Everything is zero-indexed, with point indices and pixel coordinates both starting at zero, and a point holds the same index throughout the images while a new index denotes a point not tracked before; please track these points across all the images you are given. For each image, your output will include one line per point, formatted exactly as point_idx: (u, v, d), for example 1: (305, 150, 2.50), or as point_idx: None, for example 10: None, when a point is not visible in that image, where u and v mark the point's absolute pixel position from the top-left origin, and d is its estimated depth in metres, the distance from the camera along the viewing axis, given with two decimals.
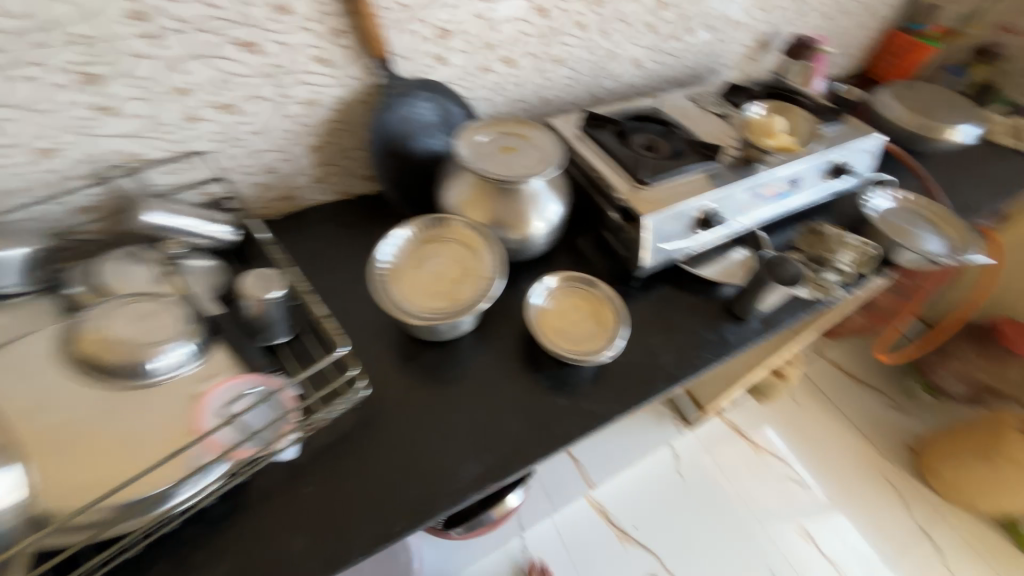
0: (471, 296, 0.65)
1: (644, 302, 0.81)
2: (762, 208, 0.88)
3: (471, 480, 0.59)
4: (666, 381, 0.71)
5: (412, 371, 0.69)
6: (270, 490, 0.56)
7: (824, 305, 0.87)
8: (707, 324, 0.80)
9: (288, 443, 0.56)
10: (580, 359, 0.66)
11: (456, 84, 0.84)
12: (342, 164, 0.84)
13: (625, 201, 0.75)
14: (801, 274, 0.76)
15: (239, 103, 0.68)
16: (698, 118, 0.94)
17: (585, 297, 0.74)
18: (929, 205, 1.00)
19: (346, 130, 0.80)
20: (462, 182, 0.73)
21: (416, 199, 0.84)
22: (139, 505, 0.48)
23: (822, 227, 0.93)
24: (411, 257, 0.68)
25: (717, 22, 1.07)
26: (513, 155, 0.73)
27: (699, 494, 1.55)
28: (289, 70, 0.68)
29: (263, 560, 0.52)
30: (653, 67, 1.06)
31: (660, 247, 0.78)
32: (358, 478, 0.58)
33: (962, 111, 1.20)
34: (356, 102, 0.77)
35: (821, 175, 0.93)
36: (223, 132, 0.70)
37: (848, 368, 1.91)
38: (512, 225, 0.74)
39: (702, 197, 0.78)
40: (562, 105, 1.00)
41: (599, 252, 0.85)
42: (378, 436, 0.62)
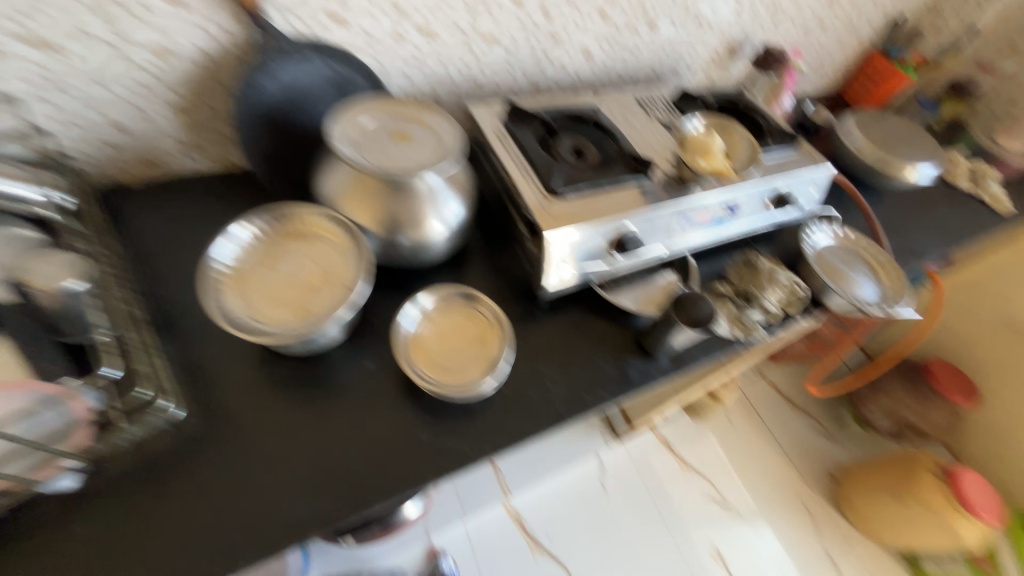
0: (325, 304, 0.57)
1: (546, 326, 0.74)
2: (692, 234, 0.81)
3: (292, 523, 0.52)
4: (551, 420, 0.64)
5: (258, 387, 0.60)
6: (46, 522, 0.48)
7: (744, 346, 0.81)
8: (613, 356, 0.73)
9: (59, 473, 0.46)
10: (447, 392, 0.58)
11: (361, 51, 0.71)
12: (218, 130, 0.72)
13: (531, 213, 0.67)
14: (713, 316, 0.68)
15: (62, 43, 0.55)
16: (641, 126, 0.85)
17: (470, 317, 0.65)
18: (870, 248, 0.95)
19: (218, 88, 0.66)
20: (341, 172, 0.62)
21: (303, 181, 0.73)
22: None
23: (758, 260, 0.87)
24: (263, 254, 0.59)
25: (682, 19, 0.96)
26: (406, 144, 0.62)
27: (619, 508, 1.52)
28: (125, 6, 0.55)
29: None
30: (605, 60, 0.95)
31: (568, 270, 0.70)
32: (149, 516, 0.50)
33: (924, 149, 1.15)
34: (227, 56, 0.63)
35: (762, 204, 0.86)
36: (42, 74, 0.57)
37: (788, 393, 1.89)
38: (400, 228, 0.63)
39: (621, 217, 0.70)
40: (496, 91, 0.89)
41: (506, 266, 0.78)
42: (195, 463, 0.53)
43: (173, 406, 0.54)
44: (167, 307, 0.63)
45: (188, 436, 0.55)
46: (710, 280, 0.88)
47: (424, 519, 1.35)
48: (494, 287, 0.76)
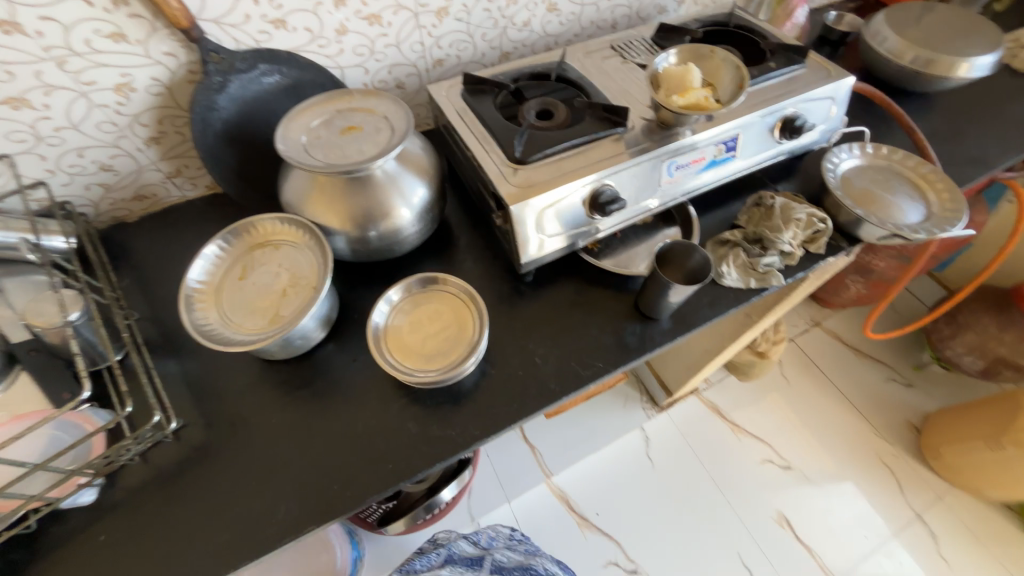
0: (297, 307, 0.58)
1: (533, 301, 0.71)
2: (685, 180, 0.73)
3: (290, 520, 0.53)
4: (542, 397, 0.62)
5: (253, 395, 0.62)
6: (72, 535, 0.52)
7: (760, 295, 0.73)
8: (608, 323, 0.69)
9: (79, 488, 0.51)
10: (429, 380, 0.56)
11: (309, 51, 0.71)
12: (195, 155, 0.75)
13: (496, 186, 0.63)
14: (708, 265, 0.61)
15: (29, 96, 0.59)
16: (616, 73, 0.78)
17: (443, 300, 0.64)
18: (911, 164, 0.82)
19: (182, 115, 0.69)
20: (298, 176, 0.62)
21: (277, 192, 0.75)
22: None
23: (769, 197, 0.78)
24: (237, 267, 0.61)
25: None
26: (355, 136, 0.61)
27: (668, 479, 1.46)
28: (75, 51, 0.58)
29: None
30: (574, 9, 0.88)
31: (546, 240, 0.66)
32: (161, 524, 0.53)
33: (980, 36, 0.96)
34: (183, 83, 0.66)
35: (767, 134, 0.76)
36: (24, 130, 0.62)
37: (850, 341, 1.71)
38: (364, 221, 0.62)
39: (594, 174, 0.64)
40: (460, 66, 0.85)
41: (488, 245, 0.76)
42: (201, 470, 0.56)
43: (173, 421, 0.58)
44: (170, 329, 0.68)
45: (191, 446, 0.58)
46: (717, 229, 0.80)
47: (468, 503, 1.38)
48: (477, 269, 0.73)
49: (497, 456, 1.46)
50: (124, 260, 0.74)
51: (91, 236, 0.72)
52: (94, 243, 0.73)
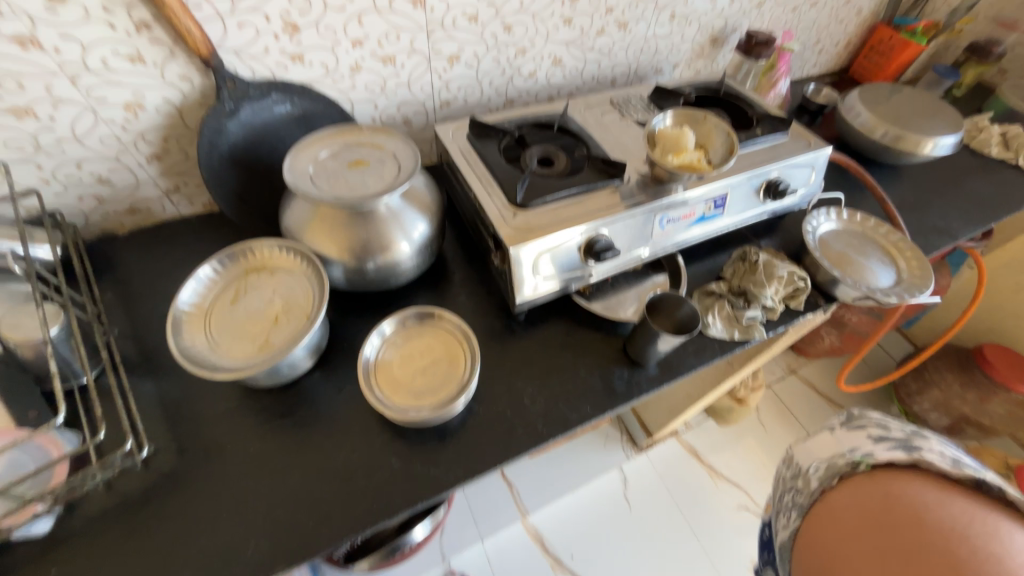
0: (288, 334, 0.58)
1: (525, 340, 0.71)
2: (676, 232, 0.76)
3: (258, 560, 0.51)
4: (530, 438, 0.62)
5: (232, 423, 0.60)
6: (15, 570, 0.48)
7: (743, 346, 0.75)
8: (596, 367, 0.70)
9: (34, 517, 0.48)
10: (419, 418, 0.55)
11: (322, 85, 0.73)
12: (197, 174, 0.75)
13: (496, 227, 0.65)
14: (696, 317, 0.64)
15: (36, 107, 0.59)
16: (614, 128, 0.82)
17: (437, 335, 0.64)
18: (883, 231, 0.87)
19: (189, 136, 0.70)
20: (301, 203, 0.63)
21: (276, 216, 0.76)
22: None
23: (753, 253, 0.82)
24: (230, 290, 0.60)
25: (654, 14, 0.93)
26: (363, 170, 0.63)
27: (646, 523, 1.44)
28: (89, 69, 0.59)
29: None
30: (578, 65, 0.94)
31: (541, 282, 0.68)
32: (116, 560, 0.49)
33: (943, 119, 1.05)
34: (193, 105, 0.67)
35: (753, 194, 0.80)
36: (24, 139, 0.61)
37: (825, 390, 1.75)
38: (363, 252, 0.63)
39: (591, 222, 0.67)
40: (467, 107, 0.89)
41: (483, 282, 0.77)
42: (168, 500, 0.53)
43: (144, 447, 0.55)
44: (151, 348, 0.66)
45: (159, 475, 0.55)
46: (703, 280, 0.83)
47: (440, 542, 1.33)
48: (471, 305, 0.74)
49: (474, 491, 1.42)
50: (110, 272, 0.73)
51: (78, 246, 0.71)
52: (79, 253, 0.71)
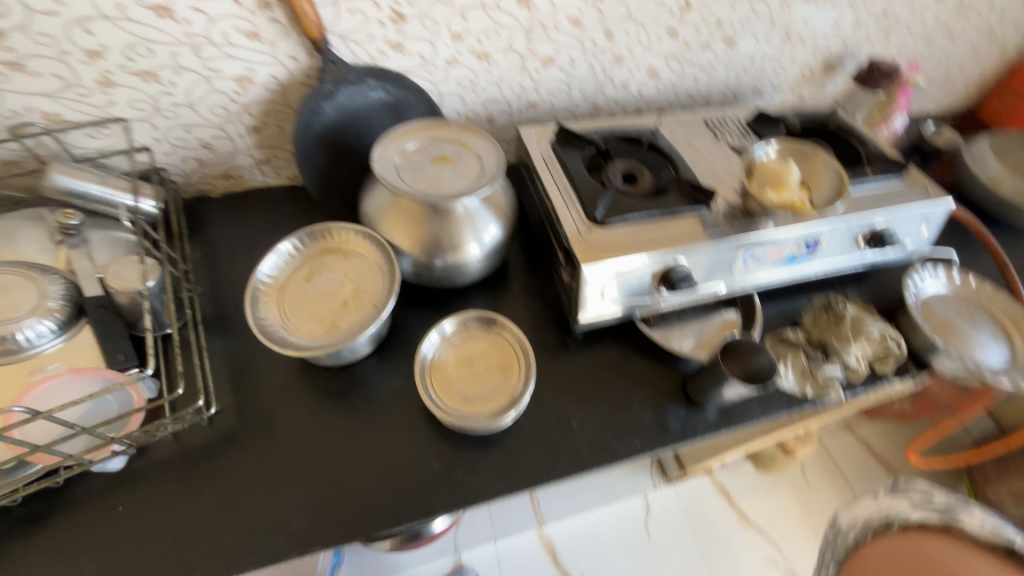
0: (354, 321, 0.59)
1: (580, 359, 0.69)
2: (758, 271, 0.71)
3: (298, 535, 0.52)
4: (572, 464, 0.59)
5: (290, 395, 0.62)
6: (89, 498, 0.52)
7: (815, 405, 0.69)
8: (652, 400, 0.66)
9: (110, 455, 0.51)
10: (471, 425, 0.55)
11: (416, 75, 0.74)
12: (288, 148, 0.78)
13: (569, 241, 0.63)
14: (774, 369, 0.59)
15: (161, 72, 0.63)
16: (706, 151, 0.77)
17: (495, 343, 0.63)
18: (999, 302, 0.77)
19: (287, 113, 0.73)
20: (381, 192, 0.64)
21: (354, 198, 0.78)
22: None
23: (840, 304, 0.74)
24: (305, 267, 0.62)
25: (767, 32, 0.87)
26: (446, 167, 0.63)
27: (663, 558, 1.38)
28: (211, 41, 0.62)
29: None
30: (673, 78, 0.89)
31: (607, 304, 0.65)
32: (174, 508, 0.53)
33: None
34: (296, 84, 0.69)
35: (852, 241, 0.73)
36: (147, 100, 0.66)
37: (884, 456, 1.60)
38: (434, 249, 0.63)
39: (671, 250, 0.63)
40: (552, 111, 0.87)
41: (544, 292, 0.75)
42: (226, 458, 0.56)
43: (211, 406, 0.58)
44: (226, 310, 0.69)
45: (220, 433, 0.58)
46: (779, 324, 0.76)
47: (454, 535, 1.34)
48: (530, 314, 0.73)
49: None
50: (199, 232, 0.78)
51: (176, 204, 0.76)
52: (177, 211, 0.76)
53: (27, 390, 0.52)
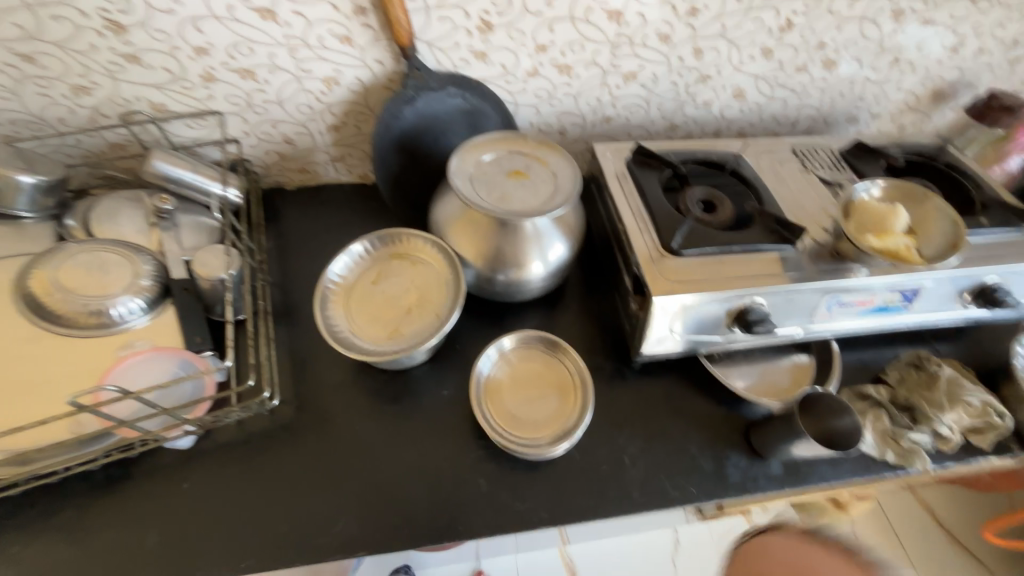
0: (417, 329, 0.60)
1: (637, 391, 0.66)
2: (843, 318, 0.65)
3: (344, 538, 0.53)
4: (621, 503, 0.57)
5: (346, 394, 0.63)
6: (160, 471, 0.55)
7: (895, 473, 0.63)
8: (711, 445, 0.62)
9: (182, 434, 0.54)
10: (528, 451, 0.55)
11: (495, 84, 0.73)
12: (362, 148, 0.80)
13: (641, 268, 0.60)
14: (858, 433, 0.54)
15: (257, 70, 0.66)
16: (792, 182, 0.72)
17: (553, 369, 0.62)
18: None
19: (367, 115, 0.74)
20: (452, 201, 0.63)
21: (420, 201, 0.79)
22: (5, 461, 0.48)
23: (934, 363, 0.67)
24: (374, 269, 0.64)
25: (873, 56, 0.80)
26: (520, 183, 0.61)
27: None
28: (306, 43, 0.64)
29: (110, 544, 0.51)
30: (760, 100, 0.84)
31: (673, 338, 0.62)
32: (233, 492, 0.55)
33: None
34: (378, 87, 0.70)
35: (956, 296, 0.66)
36: (241, 96, 0.69)
37: (947, 524, 1.45)
38: (498, 264, 0.62)
39: (750, 288, 0.59)
40: (627, 127, 0.84)
41: (603, 316, 0.72)
42: (283, 448, 0.58)
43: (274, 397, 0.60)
44: (292, 301, 0.72)
45: (280, 424, 0.60)
46: (858, 377, 0.70)
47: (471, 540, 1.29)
48: (586, 337, 0.70)
49: None
50: (274, 223, 0.81)
51: (255, 194, 0.79)
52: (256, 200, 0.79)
53: (119, 361, 0.55)
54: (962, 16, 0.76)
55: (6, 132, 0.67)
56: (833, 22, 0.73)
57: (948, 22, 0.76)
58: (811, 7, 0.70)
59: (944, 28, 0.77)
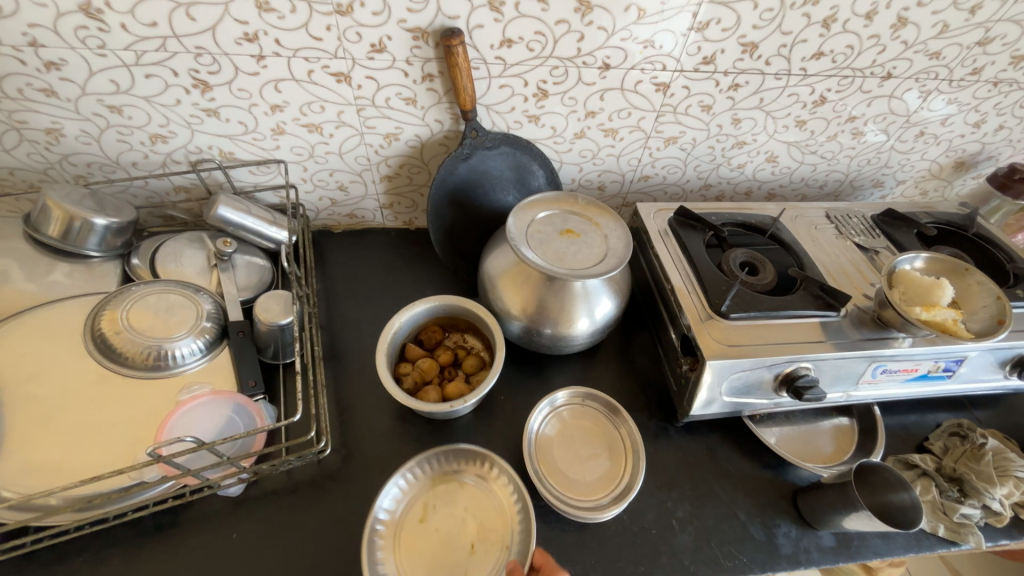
0: (482, 575, 0.54)
1: (683, 451, 0.66)
2: (886, 385, 0.66)
3: None
4: (674, 572, 0.56)
5: (393, 443, 0.63)
6: (211, 518, 0.55)
7: (947, 548, 0.62)
8: (760, 511, 0.62)
9: (235, 482, 0.54)
10: (593, 515, 0.54)
11: (543, 143, 0.77)
12: (411, 196, 0.83)
13: (690, 329, 0.62)
14: (915, 509, 0.54)
15: (324, 126, 0.70)
16: (828, 246, 0.75)
17: (603, 432, 0.63)
18: None
19: (420, 167, 0.78)
20: (506, 256, 0.66)
21: (466, 249, 0.81)
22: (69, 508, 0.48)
23: (977, 433, 0.67)
24: (420, 503, 0.58)
25: (900, 128, 0.84)
26: (574, 241, 0.64)
27: None
28: (374, 104, 0.67)
29: None
30: (792, 165, 0.87)
31: (720, 399, 0.62)
32: (283, 545, 0.54)
33: None
34: (435, 144, 0.74)
35: (997, 366, 0.67)
36: (306, 147, 0.72)
37: None
38: (551, 320, 0.64)
39: (798, 354, 0.60)
40: (663, 185, 0.87)
41: (644, 370, 0.73)
42: (331, 498, 0.58)
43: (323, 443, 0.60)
44: (338, 344, 0.73)
45: (328, 474, 0.60)
46: (900, 443, 0.70)
47: None
48: (628, 391, 0.71)
49: None
50: (321, 265, 0.83)
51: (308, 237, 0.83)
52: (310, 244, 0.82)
53: (177, 405, 0.55)
54: (985, 97, 0.80)
55: (80, 172, 0.70)
56: (864, 99, 0.77)
57: (972, 102, 0.80)
58: (845, 86, 0.74)
59: (968, 107, 0.81)
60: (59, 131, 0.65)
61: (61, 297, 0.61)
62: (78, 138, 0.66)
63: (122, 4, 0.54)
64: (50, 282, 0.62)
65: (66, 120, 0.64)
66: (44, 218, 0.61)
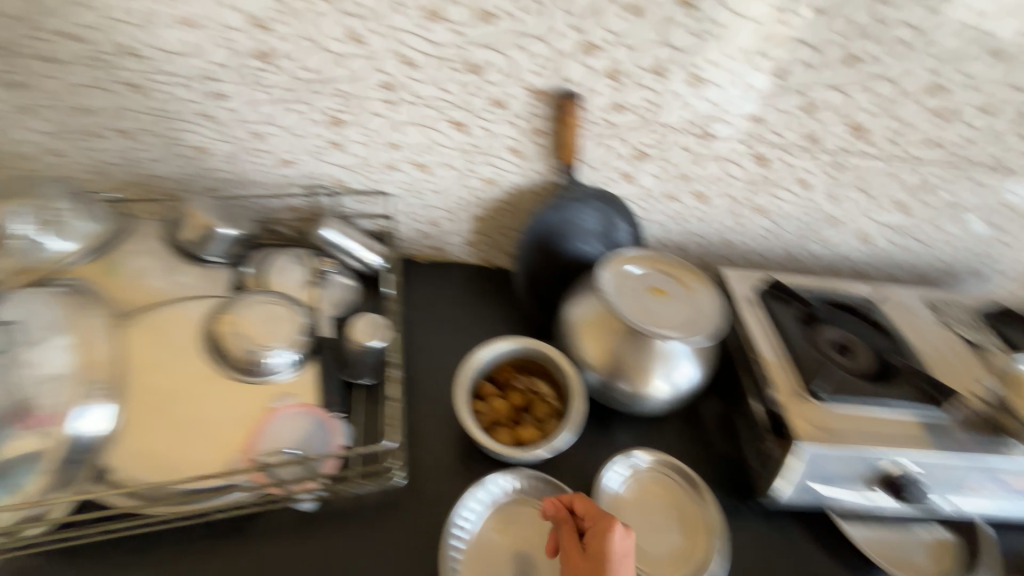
0: None
1: (759, 539, 0.61)
2: (998, 499, 0.60)
3: None
4: None
5: (457, 482, 0.63)
6: (280, 531, 0.56)
7: None
8: None
9: (311, 498, 0.56)
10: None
11: (631, 201, 0.78)
12: (494, 237, 0.87)
13: (778, 405, 0.59)
14: None
15: (431, 166, 0.75)
16: (930, 337, 0.70)
17: (683, 509, 0.60)
18: None
19: (509, 211, 0.82)
20: (588, 305, 0.67)
21: (541, 294, 0.82)
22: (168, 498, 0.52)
23: None
24: (499, 513, 0.59)
25: (1010, 222, 0.80)
26: (661, 300, 0.64)
27: None
28: (481, 151, 0.72)
29: None
30: (886, 247, 0.84)
31: (806, 487, 0.58)
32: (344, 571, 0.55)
33: None
34: (529, 192, 0.78)
35: None
36: (410, 183, 0.78)
37: None
38: (629, 375, 0.63)
39: (899, 451, 0.56)
40: (749, 253, 0.84)
41: (720, 441, 0.69)
42: (393, 530, 0.58)
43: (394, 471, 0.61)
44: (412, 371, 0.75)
45: (392, 505, 0.60)
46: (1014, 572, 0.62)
47: None
48: (699, 463, 0.67)
49: None
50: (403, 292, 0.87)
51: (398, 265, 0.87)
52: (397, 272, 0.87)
53: (271, 411, 0.59)
54: None
55: (209, 185, 0.78)
56: (972, 189, 0.75)
57: None
58: (952, 174, 0.73)
59: None
60: (208, 150, 0.74)
61: (180, 297, 0.64)
62: (221, 157, 0.75)
63: (288, 51, 0.62)
64: (170, 279, 0.67)
65: (216, 141, 0.73)
66: (181, 224, 0.69)
